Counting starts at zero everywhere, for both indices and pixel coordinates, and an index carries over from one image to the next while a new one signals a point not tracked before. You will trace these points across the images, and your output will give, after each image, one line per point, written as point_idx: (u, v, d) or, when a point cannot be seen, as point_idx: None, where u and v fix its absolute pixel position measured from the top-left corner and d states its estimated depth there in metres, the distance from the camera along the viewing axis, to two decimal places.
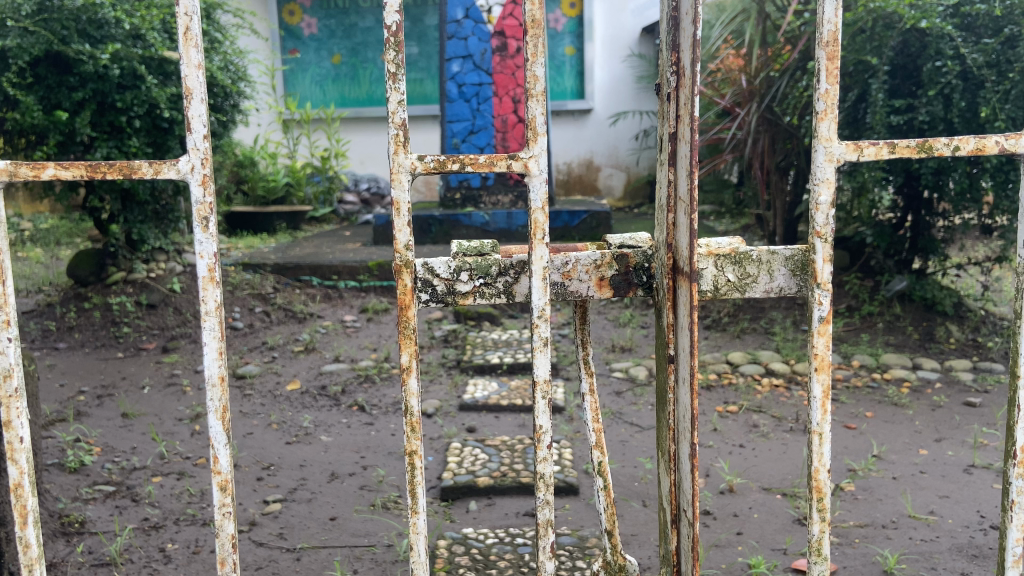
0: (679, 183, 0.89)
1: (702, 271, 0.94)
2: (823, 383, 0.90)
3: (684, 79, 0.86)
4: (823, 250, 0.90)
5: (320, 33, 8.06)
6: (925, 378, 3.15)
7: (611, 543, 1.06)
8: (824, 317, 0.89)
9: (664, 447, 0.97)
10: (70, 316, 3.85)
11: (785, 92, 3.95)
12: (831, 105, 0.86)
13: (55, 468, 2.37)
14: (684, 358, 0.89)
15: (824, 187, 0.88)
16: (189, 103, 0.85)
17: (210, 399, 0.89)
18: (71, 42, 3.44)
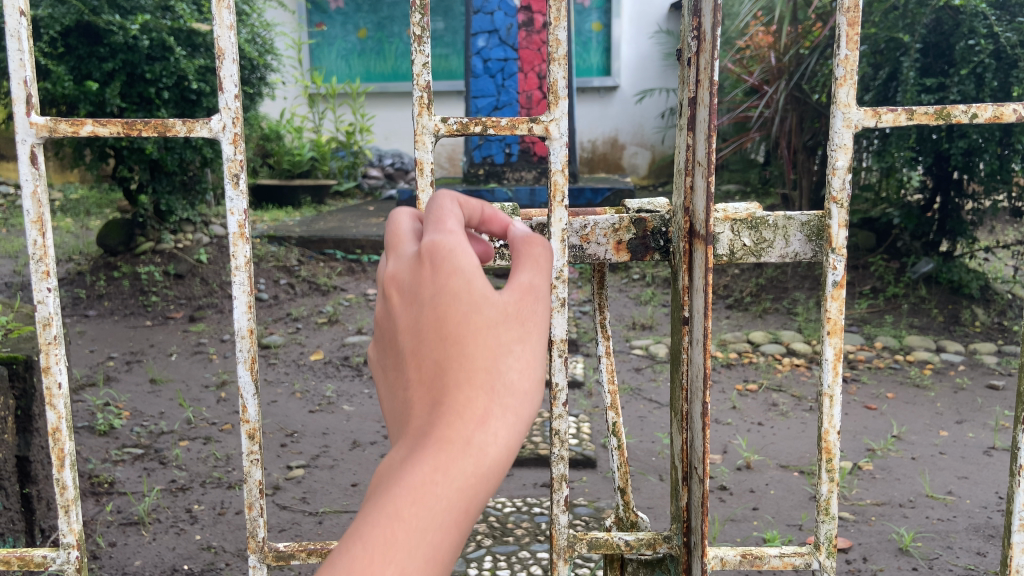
0: (697, 147, 0.89)
1: (717, 235, 0.94)
2: (835, 346, 0.89)
3: (703, 44, 0.86)
4: (839, 215, 0.89)
5: (346, 7, 8.08)
6: (949, 361, 3.13)
7: (623, 501, 1.05)
8: (838, 281, 0.88)
9: (677, 407, 0.98)
10: (100, 284, 3.93)
11: (814, 70, 3.90)
12: (850, 71, 0.84)
13: (86, 431, 2.43)
14: (698, 320, 0.90)
15: (841, 152, 0.86)
16: (222, 63, 0.86)
17: (239, 350, 0.90)
18: (102, 13, 3.48)
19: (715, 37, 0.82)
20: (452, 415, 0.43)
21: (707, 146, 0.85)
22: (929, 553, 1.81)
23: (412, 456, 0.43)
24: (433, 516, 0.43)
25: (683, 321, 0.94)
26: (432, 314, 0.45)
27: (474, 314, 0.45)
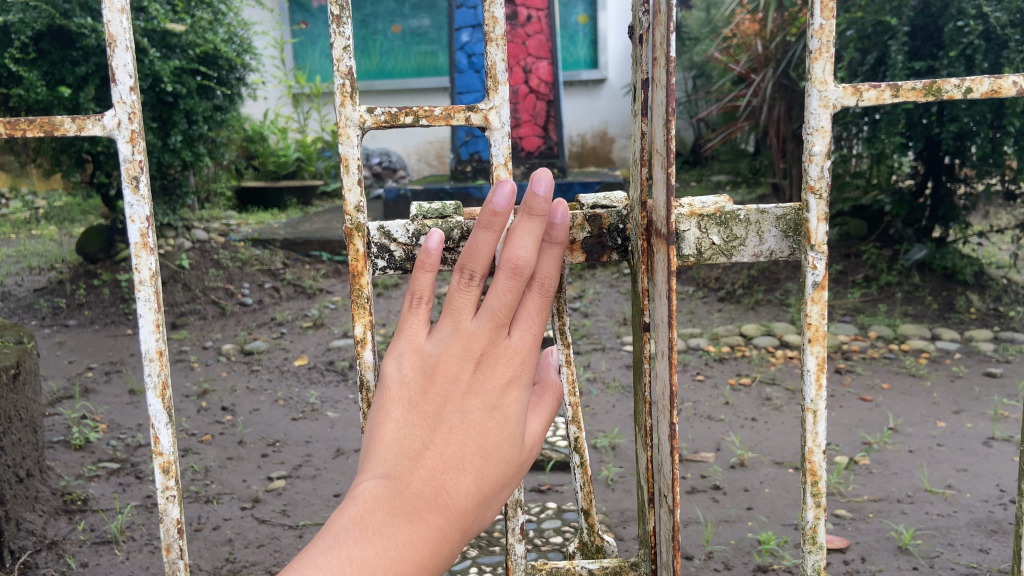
0: (655, 134, 0.81)
1: (683, 232, 0.84)
2: (818, 354, 0.83)
3: (660, 15, 0.78)
4: (818, 208, 0.82)
5: (329, 5, 7.98)
6: (944, 349, 3.08)
7: (587, 524, 0.94)
8: (818, 282, 0.82)
9: (641, 422, 0.91)
10: (81, 293, 3.85)
11: (801, 57, 3.82)
12: (825, 43, 0.78)
13: (60, 445, 2.36)
14: (662, 331, 0.83)
15: (818, 137, 0.80)
16: (113, 52, 0.80)
17: (148, 374, 0.85)
18: (74, 16, 3.38)
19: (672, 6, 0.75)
20: (462, 500, 0.67)
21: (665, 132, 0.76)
22: (929, 551, 1.75)
23: (426, 511, 0.65)
24: (406, 555, 0.63)
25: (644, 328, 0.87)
26: (484, 421, 0.70)
27: (504, 444, 0.70)
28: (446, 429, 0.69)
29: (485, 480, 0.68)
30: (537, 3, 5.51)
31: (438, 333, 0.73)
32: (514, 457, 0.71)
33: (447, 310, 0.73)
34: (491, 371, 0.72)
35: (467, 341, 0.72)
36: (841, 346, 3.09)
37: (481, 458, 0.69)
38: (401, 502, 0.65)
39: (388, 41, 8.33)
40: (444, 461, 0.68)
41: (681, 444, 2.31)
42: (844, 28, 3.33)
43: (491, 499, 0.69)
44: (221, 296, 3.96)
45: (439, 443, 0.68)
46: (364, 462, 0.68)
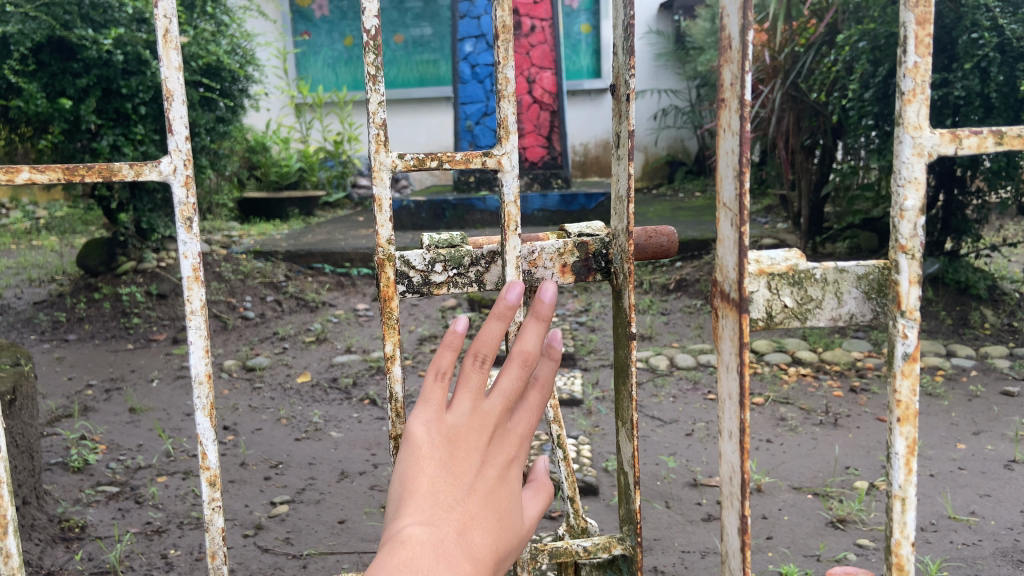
0: (722, 188, 0.79)
1: (753, 294, 0.81)
2: (907, 435, 0.79)
3: (728, 53, 0.75)
4: (909, 269, 0.78)
5: (331, 15, 8.01)
6: (960, 366, 3.01)
7: (573, 507, 0.92)
8: (909, 353, 0.78)
9: (625, 415, 0.91)
10: (80, 307, 3.79)
11: (810, 68, 3.75)
12: (921, 84, 0.74)
13: (58, 468, 2.30)
14: (731, 408, 0.81)
15: (911, 189, 0.76)
16: (170, 105, 0.80)
17: (198, 397, 0.83)
18: (74, 27, 3.34)
19: (746, 45, 0.71)
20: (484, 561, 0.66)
21: (737, 187, 0.74)
22: None
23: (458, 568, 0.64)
24: None
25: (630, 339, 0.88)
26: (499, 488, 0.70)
27: (514, 512, 0.71)
28: (473, 488, 0.69)
29: (500, 543, 0.68)
30: (541, 13, 5.51)
31: (457, 405, 0.71)
32: (520, 525, 0.72)
33: (463, 385, 0.71)
34: (503, 443, 0.72)
35: (483, 412, 0.71)
36: (855, 363, 3.02)
37: (498, 522, 0.69)
38: (442, 553, 0.64)
39: (391, 51, 8.34)
40: (471, 520, 0.67)
41: (696, 468, 2.24)
42: (856, 40, 3.28)
43: (502, 562, 0.69)
44: (223, 309, 3.90)
45: (465, 505, 0.67)
46: (395, 512, 0.66)
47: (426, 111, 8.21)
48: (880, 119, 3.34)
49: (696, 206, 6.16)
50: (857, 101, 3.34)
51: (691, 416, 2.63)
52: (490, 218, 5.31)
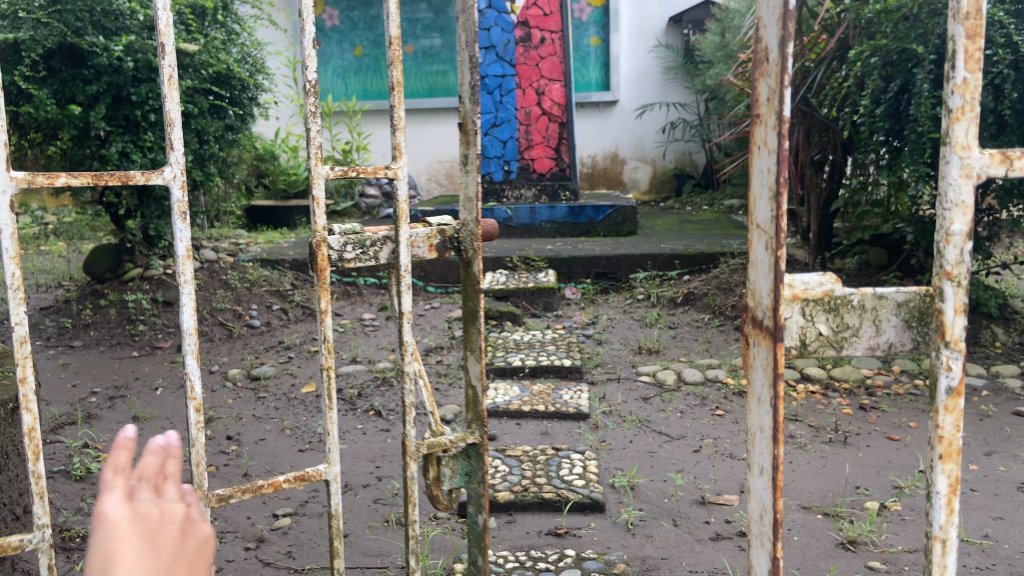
0: (754, 208, 0.78)
1: (788, 321, 0.82)
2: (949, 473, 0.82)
3: (764, 67, 0.74)
4: (954, 297, 0.80)
5: (343, 24, 8.35)
6: (971, 386, 2.97)
7: (432, 425, 1.19)
8: (953, 387, 0.80)
9: (473, 348, 1.22)
10: (86, 313, 3.78)
11: (821, 83, 3.72)
12: (970, 101, 0.77)
13: (61, 476, 2.29)
14: (762, 443, 0.80)
15: (957, 213, 0.79)
16: (171, 130, 0.99)
17: (187, 345, 1.02)
18: (85, 34, 3.35)
19: (786, 57, 0.71)
20: None
21: (775, 209, 0.73)
22: None
23: None
24: None
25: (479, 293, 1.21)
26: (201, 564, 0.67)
27: None
28: (176, 561, 0.64)
29: None
30: (551, 24, 5.45)
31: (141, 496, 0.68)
32: None
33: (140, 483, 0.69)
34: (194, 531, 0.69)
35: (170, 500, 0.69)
36: (865, 381, 2.98)
37: None
38: None
39: None
40: None
41: (704, 486, 2.21)
42: (867, 55, 3.25)
43: None
44: (229, 317, 3.89)
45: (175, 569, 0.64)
46: None
47: (434, 121, 8.33)
48: (892, 135, 3.31)
49: (704, 220, 6.13)
50: (868, 117, 3.32)
51: (699, 432, 2.60)
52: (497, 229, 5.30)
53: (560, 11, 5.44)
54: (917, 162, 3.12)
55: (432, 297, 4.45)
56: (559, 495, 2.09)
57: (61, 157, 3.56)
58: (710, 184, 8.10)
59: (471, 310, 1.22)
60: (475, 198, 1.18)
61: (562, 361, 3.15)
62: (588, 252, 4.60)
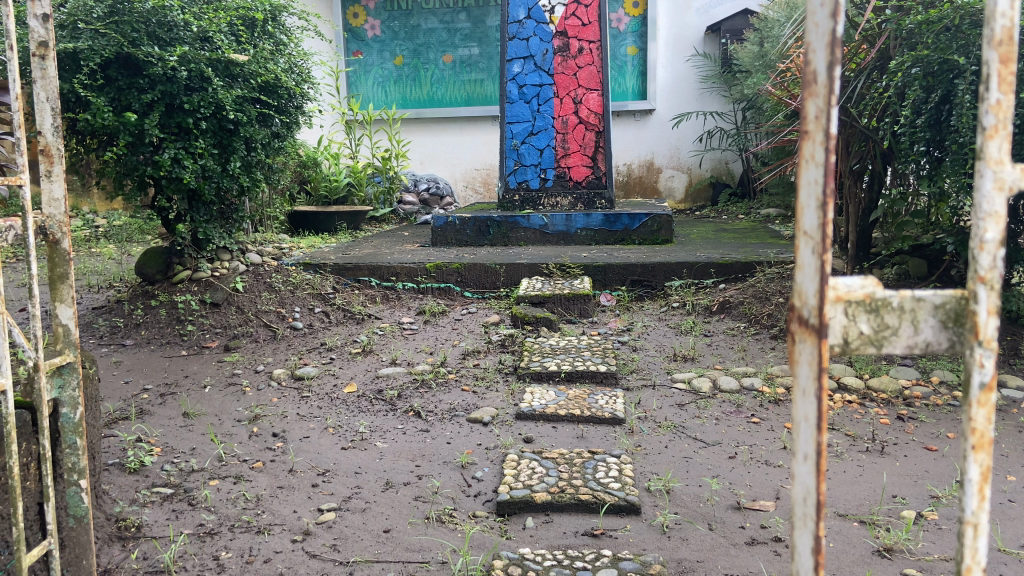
0: (804, 216, 0.81)
1: (831, 320, 0.82)
2: (981, 463, 0.80)
3: (812, 88, 0.78)
4: (987, 299, 0.79)
5: (383, 34, 8.50)
6: (1011, 398, 2.93)
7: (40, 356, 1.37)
8: (986, 383, 0.79)
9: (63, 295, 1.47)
10: (138, 313, 3.91)
11: (860, 93, 3.72)
12: (1003, 120, 0.76)
13: (116, 468, 2.38)
14: (806, 431, 0.83)
15: (991, 222, 0.77)
16: None
17: None
18: (141, 44, 3.48)
19: (833, 80, 0.74)
20: None
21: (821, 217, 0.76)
22: None
23: None
24: None
25: (67, 263, 1.46)
26: None
27: None
28: None
29: None
30: (589, 35, 5.51)
31: None
32: None
33: None
34: None
35: None
36: (903, 392, 2.97)
37: None
38: None
39: (439, 70, 8.51)
40: None
41: (740, 492, 2.24)
42: (908, 66, 3.25)
43: None
44: (273, 319, 4.00)
45: None
46: None
47: (472, 129, 8.48)
48: (933, 145, 3.28)
49: (740, 229, 6.13)
50: (909, 127, 3.31)
51: (735, 439, 2.62)
52: (534, 236, 5.37)
53: (599, 21, 5.49)
54: (957, 173, 3.10)
55: (470, 303, 4.52)
56: (596, 497, 2.13)
57: (115, 162, 3.68)
58: (746, 194, 8.09)
59: (60, 273, 1.46)
60: (59, 198, 1.44)
61: (597, 367, 3.19)
62: (623, 259, 4.63)
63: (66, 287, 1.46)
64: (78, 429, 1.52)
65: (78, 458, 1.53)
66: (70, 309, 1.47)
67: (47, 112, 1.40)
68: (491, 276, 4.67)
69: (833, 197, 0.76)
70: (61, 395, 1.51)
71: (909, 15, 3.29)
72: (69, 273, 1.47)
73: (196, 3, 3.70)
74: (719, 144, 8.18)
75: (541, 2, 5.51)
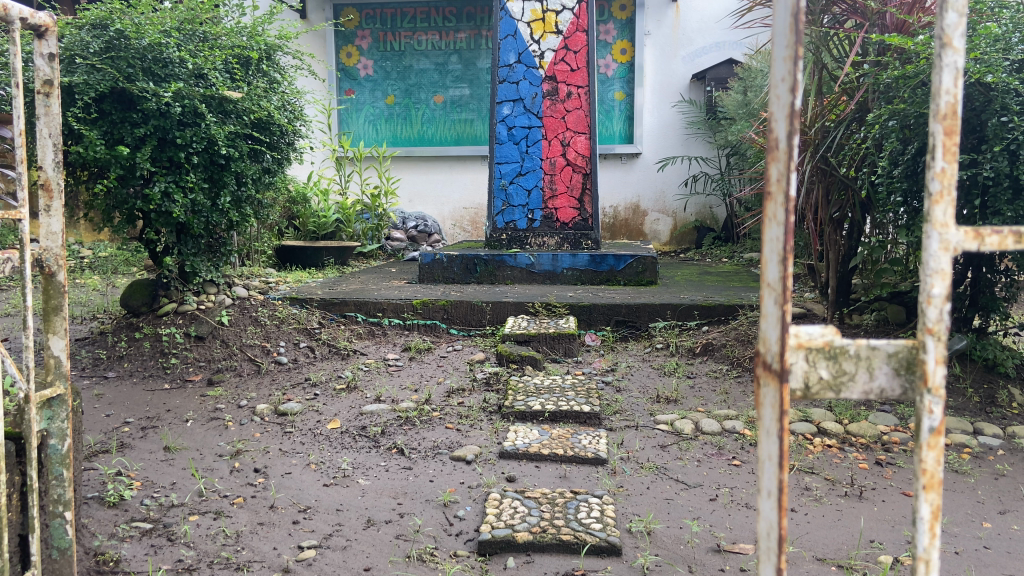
0: (766, 268, 0.85)
1: (792, 366, 0.85)
2: (932, 501, 0.84)
3: (774, 152, 0.82)
4: (936, 349, 0.83)
5: (376, 74, 8.63)
6: (987, 445, 2.95)
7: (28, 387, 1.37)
8: (935, 427, 0.83)
9: (57, 325, 1.48)
10: (121, 345, 3.90)
11: (840, 143, 3.79)
12: (947, 187, 0.81)
13: (95, 502, 2.36)
14: (769, 469, 0.86)
15: (937, 279, 0.82)
16: None
17: None
18: (136, 80, 3.53)
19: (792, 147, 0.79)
20: None
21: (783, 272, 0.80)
22: None
23: None
24: None
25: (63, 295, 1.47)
26: None
27: None
28: None
29: None
30: (577, 80, 5.62)
31: None
32: None
33: None
34: None
35: None
36: (881, 437, 3.00)
37: None
38: None
39: (430, 110, 8.63)
40: None
41: (719, 534, 2.25)
42: (886, 119, 3.34)
43: None
44: (258, 353, 4.00)
45: None
46: None
47: (461, 169, 8.61)
48: (910, 195, 3.33)
49: (723, 272, 6.19)
50: (886, 178, 3.39)
51: (716, 481, 2.63)
52: (520, 274, 5.41)
53: (586, 67, 5.60)
54: None
55: (455, 340, 4.54)
56: (577, 538, 2.14)
57: (105, 195, 3.69)
58: (729, 238, 8.21)
59: (53, 305, 1.47)
60: (57, 232, 1.45)
61: (581, 407, 3.21)
62: (608, 300, 4.67)
63: (59, 319, 1.47)
64: (66, 461, 1.52)
65: (65, 489, 1.53)
66: (63, 341, 1.48)
67: (48, 147, 1.43)
68: (477, 313, 4.69)
69: (794, 253, 0.80)
70: (50, 426, 1.51)
71: (886, 71, 3.39)
72: (63, 305, 1.48)
73: (191, 41, 3.77)
74: (704, 189, 8.33)
75: (531, 48, 5.63)
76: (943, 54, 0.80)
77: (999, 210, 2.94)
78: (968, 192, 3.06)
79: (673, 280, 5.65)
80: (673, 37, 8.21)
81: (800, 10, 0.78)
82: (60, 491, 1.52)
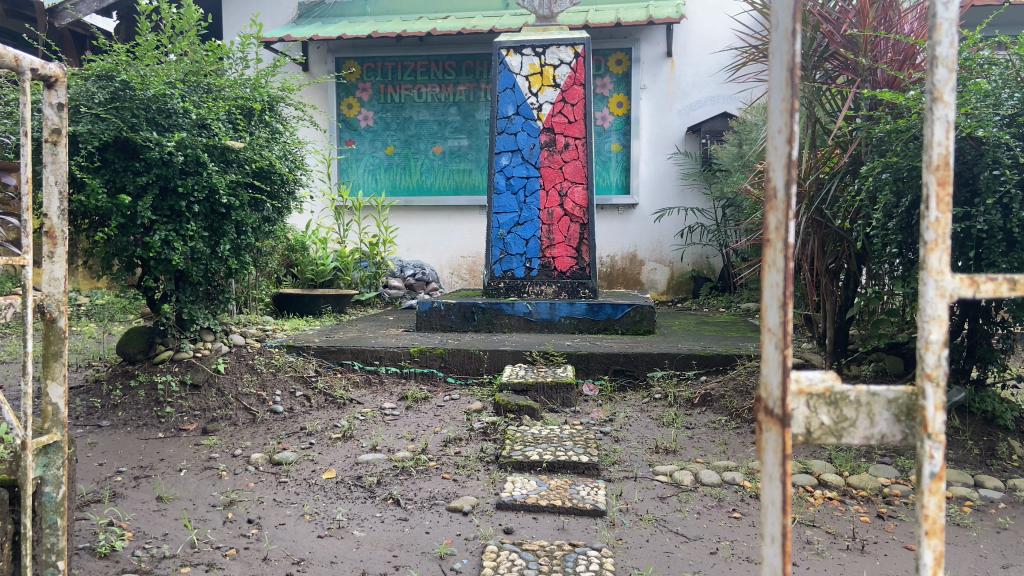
0: (766, 313, 0.86)
1: (794, 411, 0.86)
2: (934, 548, 0.84)
3: (773, 201, 0.84)
4: (934, 396, 0.84)
5: (376, 125, 8.76)
6: (988, 498, 2.92)
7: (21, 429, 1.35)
8: (936, 472, 0.83)
9: (56, 368, 1.47)
10: (116, 393, 3.87)
11: (835, 196, 3.82)
12: (941, 236, 0.82)
13: (86, 552, 2.32)
14: (773, 514, 0.85)
15: (934, 325, 0.82)
16: None
17: None
18: (140, 130, 3.57)
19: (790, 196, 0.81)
20: None
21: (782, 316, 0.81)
22: None
23: None
24: None
25: (62, 339, 1.47)
26: None
27: None
28: None
29: None
30: (575, 131, 5.70)
31: None
32: None
33: None
34: None
35: None
36: (883, 490, 2.97)
37: None
38: None
39: (429, 160, 8.72)
40: None
41: None
42: (879, 171, 3.38)
43: None
44: (254, 402, 3.98)
45: None
46: None
47: (459, 219, 8.70)
48: (905, 246, 3.35)
49: (721, 322, 6.20)
50: (881, 230, 3.42)
51: (715, 534, 2.60)
52: (517, 323, 5.41)
53: (584, 119, 5.69)
54: None
55: (452, 389, 4.52)
56: None
57: (105, 242, 3.71)
58: (727, 288, 8.23)
59: (53, 351, 1.47)
60: (59, 279, 1.46)
61: (579, 458, 3.18)
62: (606, 349, 4.67)
63: (59, 366, 1.47)
64: (60, 509, 1.51)
65: (59, 538, 1.52)
66: (61, 387, 1.48)
67: (53, 194, 1.45)
68: (475, 361, 4.67)
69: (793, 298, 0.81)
70: (46, 473, 1.50)
71: (878, 125, 3.45)
72: (63, 351, 1.47)
73: (196, 92, 3.83)
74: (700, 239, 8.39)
75: (529, 100, 5.73)
76: (934, 108, 0.82)
77: (994, 261, 2.96)
78: (962, 244, 3.08)
79: (670, 330, 5.65)
80: (669, 91, 8.37)
81: (795, 65, 0.80)
82: (53, 539, 1.51)
